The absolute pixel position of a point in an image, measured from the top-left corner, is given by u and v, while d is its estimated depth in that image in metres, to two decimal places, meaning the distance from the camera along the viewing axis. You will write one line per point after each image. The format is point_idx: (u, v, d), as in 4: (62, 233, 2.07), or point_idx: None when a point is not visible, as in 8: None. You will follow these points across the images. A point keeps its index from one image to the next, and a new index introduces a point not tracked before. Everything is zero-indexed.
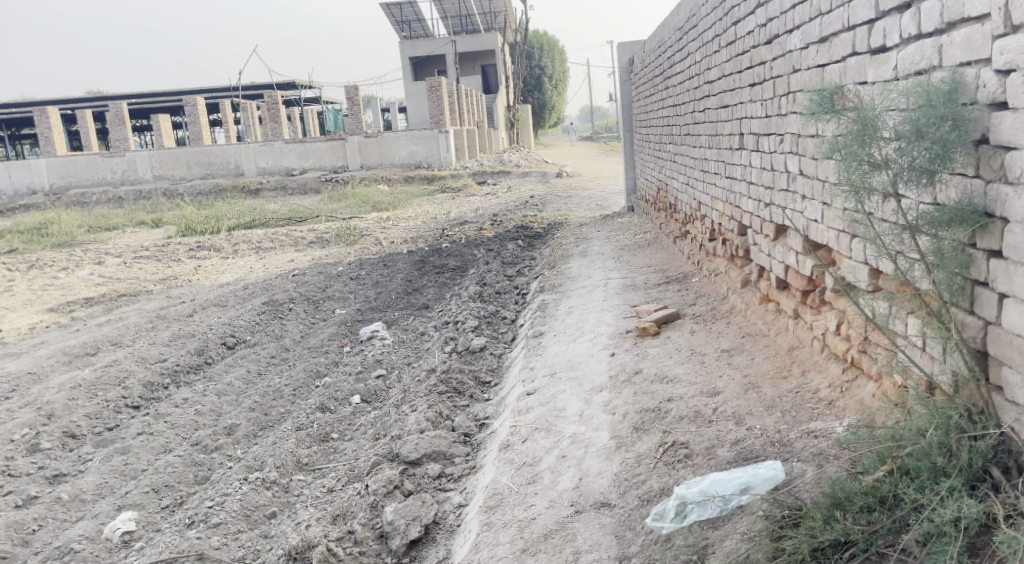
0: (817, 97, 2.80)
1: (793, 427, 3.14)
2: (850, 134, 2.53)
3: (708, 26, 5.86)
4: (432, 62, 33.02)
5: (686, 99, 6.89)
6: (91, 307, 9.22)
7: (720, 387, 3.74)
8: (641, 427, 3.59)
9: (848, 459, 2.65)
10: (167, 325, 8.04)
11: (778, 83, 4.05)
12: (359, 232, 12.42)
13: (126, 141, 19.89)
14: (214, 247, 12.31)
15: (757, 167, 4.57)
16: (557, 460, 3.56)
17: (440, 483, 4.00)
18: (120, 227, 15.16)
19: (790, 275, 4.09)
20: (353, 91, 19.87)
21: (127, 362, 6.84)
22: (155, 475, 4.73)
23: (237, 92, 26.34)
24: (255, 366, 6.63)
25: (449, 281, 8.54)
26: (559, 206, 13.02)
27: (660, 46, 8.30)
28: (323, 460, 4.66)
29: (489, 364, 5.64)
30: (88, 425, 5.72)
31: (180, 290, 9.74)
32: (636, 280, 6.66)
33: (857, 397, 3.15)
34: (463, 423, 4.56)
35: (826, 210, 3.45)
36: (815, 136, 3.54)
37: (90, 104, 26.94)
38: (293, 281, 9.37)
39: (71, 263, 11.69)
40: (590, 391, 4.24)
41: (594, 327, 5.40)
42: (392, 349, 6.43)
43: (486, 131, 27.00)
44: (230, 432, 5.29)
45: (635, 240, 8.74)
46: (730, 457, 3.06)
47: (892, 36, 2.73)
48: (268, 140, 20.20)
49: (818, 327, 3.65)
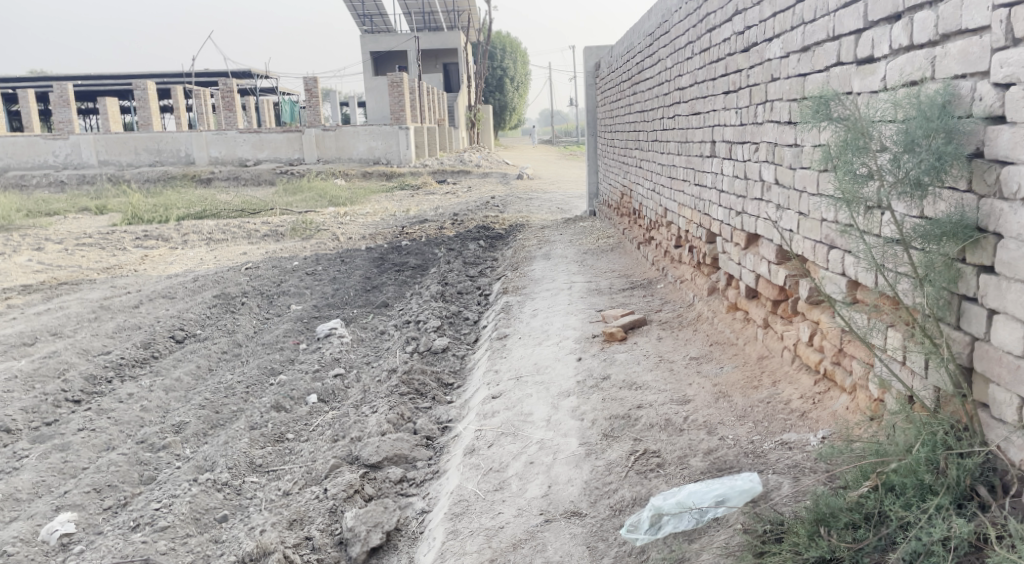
0: (806, 105, 2.78)
1: (766, 438, 3.11)
2: (843, 143, 2.51)
3: (680, 32, 5.84)
4: (393, 58, 32.68)
5: (655, 105, 6.89)
6: (30, 295, 8.86)
7: (690, 395, 3.71)
8: (610, 434, 3.53)
9: (827, 473, 2.63)
10: (111, 316, 7.75)
11: (755, 91, 4.04)
12: (315, 227, 12.19)
13: (71, 123, 19.24)
14: (162, 237, 11.95)
15: (729, 174, 4.56)
16: (525, 466, 3.48)
17: (402, 487, 3.89)
18: (62, 213, 14.63)
19: (760, 284, 4.08)
20: (312, 82, 19.52)
21: (69, 353, 6.56)
22: (98, 474, 4.52)
23: (191, 79, 25.72)
24: (206, 361, 6.42)
25: (408, 280, 8.42)
26: (519, 208, 12.94)
27: (628, 51, 8.30)
28: (278, 462, 4.51)
29: (451, 366, 5.54)
30: (24, 419, 5.45)
31: (126, 280, 9.41)
32: (600, 284, 6.62)
33: (830, 409, 3.13)
34: (426, 426, 4.45)
35: (803, 220, 3.44)
36: (794, 145, 3.54)
37: (33, 84, 26.02)
38: (246, 275, 9.13)
39: (9, 248, 11.22)
40: (557, 396, 4.17)
41: (559, 331, 5.33)
42: (350, 347, 6.28)
43: (446, 131, 26.83)
44: (178, 430, 5.09)
45: (597, 244, 8.72)
46: (704, 467, 3.01)
47: (882, 46, 2.75)
48: (222, 129, 19.75)
49: (789, 338, 3.65)
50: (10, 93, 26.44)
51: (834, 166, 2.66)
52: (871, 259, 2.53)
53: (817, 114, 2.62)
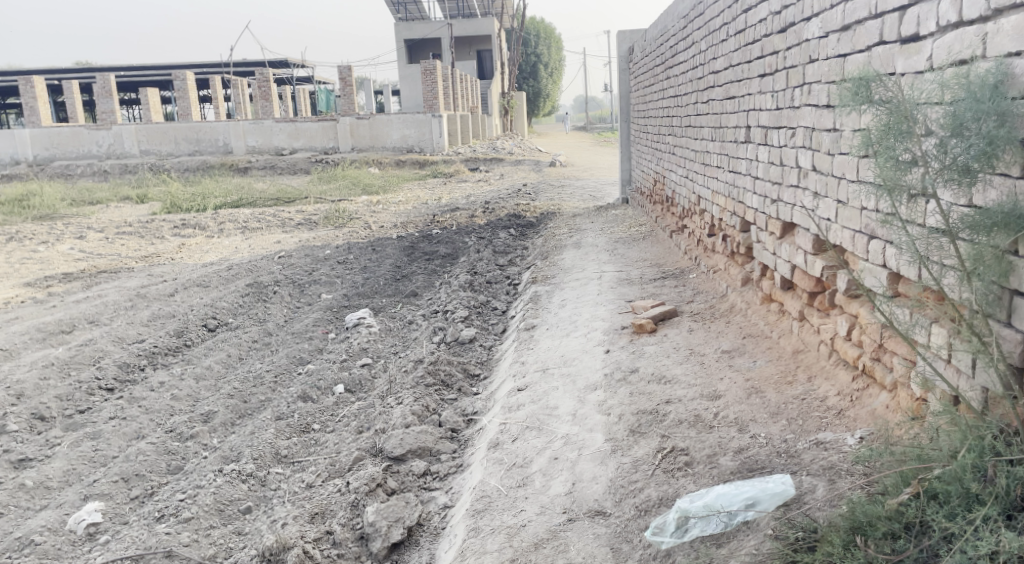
0: (845, 88, 2.63)
1: (800, 438, 2.97)
2: (885, 128, 2.36)
3: (715, 14, 5.66)
4: (426, 46, 32.63)
5: (688, 89, 6.71)
6: (70, 283, 8.97)
7: (721, 390, 3.58)
8: (637, 430, 3.42)
9: (865, 478, 2.49)
10: (147, 304, 7.80)
11: (792, 73, 3.88)
12: (348, 216, 12.20)
13: (112, 113, 19.50)
14: (199, 225, 12.05)
15: (764, 160, 4.40)
16: (549, 462, 3.39)
17: (425, 481, 3.83)
18: (104, 202, 14.82)
19: (796, 275, 3.93)
20: (346, 71, 19.55)
21: (104, 341, 6.62)
22: (126, 463, 4.53)
23: (228, 69, 25.94)
24: (236, 350, 6.42)
25: (439, 269, 8.36)
26: (552, 196, 12.82)
27: (661, 35, 8.10)
28: (303, 453, 4.46)
29: (478, 357, 5.47)
30: (58, 407, 5.49)
31: (163, 268, 9.50)
32: (631, 274, 6.49)
33: (869, 407, 2.99)
34: (451, 418, 4.38)
35: (841, 209, 3.28)
36: (833, 130, 3.38)
37: (77, 75, 26.45)
38: (279, 264, 9.14)
39: (51, 237, 11.38)
40: (584, 389, 4.06)
41: (588, 322, 5.22)
42: (378, 337, 6.24)
43: (480, 118, 26.73)
44: (207, 419, 5.08)
45: (629, 232, 8.57)
46: (734, 467, 2.89)
47: (928, 23, 2.59)
48: (259, 118, 19.88)
49: (825, 331, 3.50)
50: (55, 83, 26.91)
51: (875, 152, 2.51)
52: (915, 251, 2.38)
53: (857, 95, 2.47)
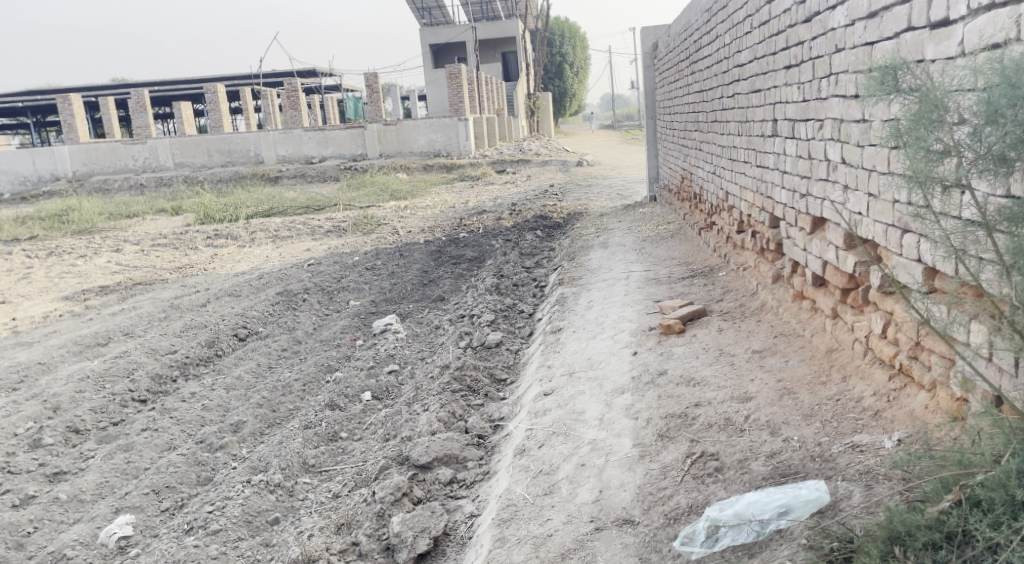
0: (872, 77, 2.52)
1: (835, 441, 2.86)
2: (915, 117, 2.25)
3: (739, 6, 5.55)
4: (452, 50, 32.72)
5: (713, 84, 6.59)
6: (106, 296, 9.09)
7: (752, 392, 3.47)
8: (666, 434, 3.33)
9: (903, 483, 2.38)
10: (180, 315, 7.87)
11: (819, 64, 3.76)
12: (377, 222, 12.23)
13: (146, 127, 19.80)
14: (231, 235, 12.16)
15: (792, 154, 4.29)
16: (575, 469, 3.32)
17: (452, 489, 3.78)
18: (140, 214, 15.04)
19: (828, 271, 3.81)
20: (372, 78, 19.66)
21: (137, 353, 6.67)
22: (157, 475, 4.54)
23: (258, 80, 26.23)
24: (266, 359, 6.43)
25: (466, 273, 8.32)
26: (579, 196, 12.73)
27: (685, 30, 7.99)
28: (330, 462, 4.44)
29: (505, 361, 5.42)
30: (93, 419, 5.54)
31: (196, 279, 9.59)
32: (659, 273, 6.39)
33: (907, 408, 2.87)
34: (478, 424, 4.33)
35: (873, 202, 3.17)
36: (862, 121, 3.26)
37: (113, 92, 26.94)
38: (308, 271, 9.17)
39: (89, 251, 11.57)
40: (612, 392, 3.98)
41: (615, 324, 5.13)
42: (406, 343, 6.21)
43: (506, 120, 26.71)
44: (236, 429, 5.08)
45: (657, 231, 8.46)
46: (766, 473, 2.79)
47: (958, 7, 2.48)
48: (288, 127, 20.05)
49: (860, 329, 3.38)
50: (91, 100, 27.42)
51: (905, 142, 2.40)
52: (951, 246, 2.27)
53: (885, 85, 2.37)
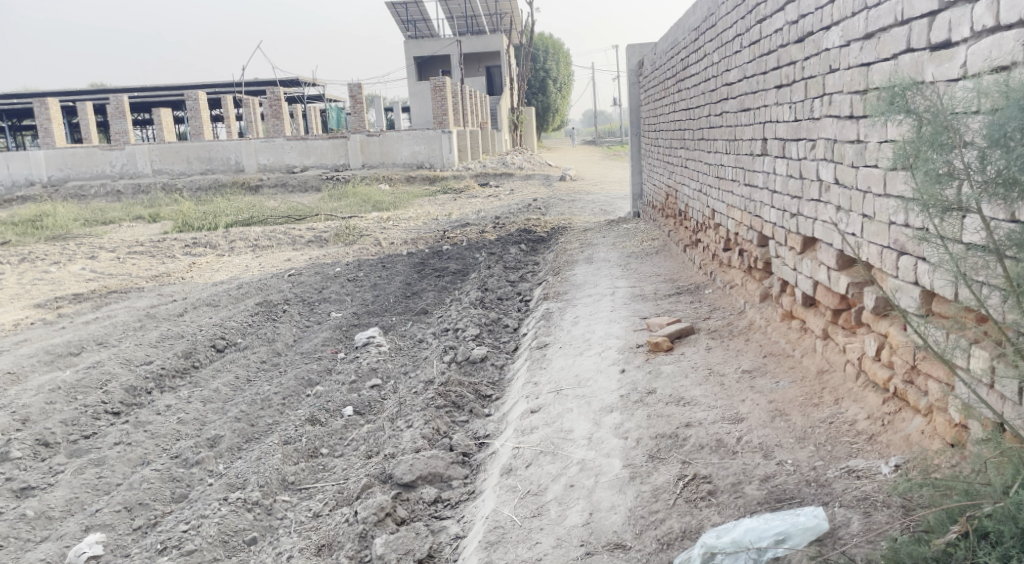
0: (874, 98, 2.49)
1: (830, 465, 2.82)
2: (921, 140, 2.23)
3: (728, 25, 5.55)
4: (436, 62, 32.75)
5: (701, 102, 6.59)
6: (80, 304, 8.90)
7: (743, 413, 3.43)
8: (657, 455, 3.28)
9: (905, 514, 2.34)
10: (156, 325, 7.72)
11: (811, 83, 3.75)
12: (358, 232, 12.13)
13: (125, 133, 19.56)
14: (210, 244, 12.00)
15: (782, 174, 4.27)
16: (564, 490, 3.25)
17: (436, 509, 3.69)
18: (117, 221, 14.83)
19: (819, 292, 3.78)
20: (356, 88, 19.60)
21: (111, 363, 6.51)
22: (130, 491, 4.41)
23: (240, 88, 26.04)
24: (244, 371, 6.30)
25: (449, 286, 8.24)
26: (562, 210, 12.71)
27: (672, 47, 8.00)
28: (311, 479, 4.33)
29: (490, 377, 5.34)
30: (63, 432, 5.38)
31: (173, 288, 9.43)
32: (645, 290, 6.35)
33: (903, 432, 2.83)
34: (463, 442, 4.25)
35: (867, 223, 3.15)
36: (857, 141, 3.24)
37: (92, 97, 26.63)
38: (289, 282, 9.05)
39: (63, 257, 11.35)
40: (600, 411, 3.92)
41: (602, 341, 5.08)
42: (388, 356, 6.12)
43: (490, 133, 26.72)
44: (213, 444, 4.95)
45: (642, 246, 8.44)
46: (761, 497, 2.74)
47: (960, 29, 2.47)
48: (270, 136, 19.90)
49: (852, 351, 3.35)
50: (69, 104, 27.10)
51: (908, 164, 2.37)
52: (957, 271, 2.23)
53: (887, 107, 2.36)
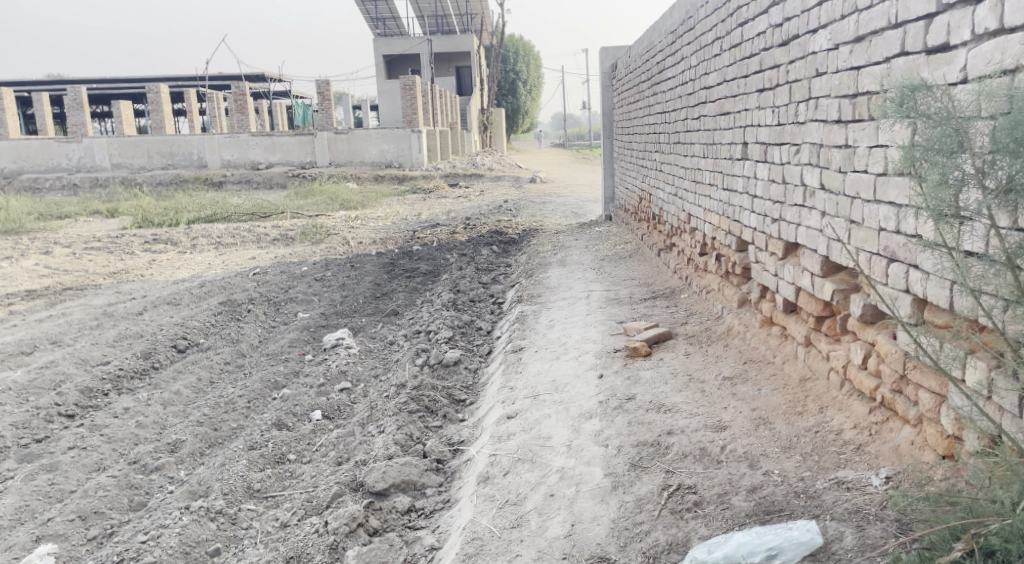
0: (877, 104, 2.46)
1: (818, 476, 2.78)
2: (929, 146, 2.21)
3: (707, 28, 5.51)
4: (405, 61, 32.52)
5: (677, 106, 6.55)
6: (33, 301, 8.59)
7: (726, 421, 3.37)
8: (639, 464, 3.20)
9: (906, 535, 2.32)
10: (114, 324, 7.46)
11: (796, 88, 3.71)
12: (326, 231, 11.92)
13: (84, 126, 19.06)
14: (171, 241, 11.70)
15: (764, 178, 4.23)
16: (544, 499, 3.16)
17: (410, 519, 3.58)
18: (74, 216, 14.41)
19: (801, 298, 3.74)
20: (323, 86, 19.33)
21: (66, 363, 6.27)
22: (84, 499, 4.22)
23: (205, 82, 25.55)
24: (207, 373, 6.10)
25: (420, 287, 8.11)
26: (533, 213, 12.62)
27: (647, 51, 7.96)
28: (278, 486, 4.18)
29: (464, 381, 5.23)
30: (13, 436, 5.15)
31: (132, 285, 9.15)
32: (620, 293, 6.29)
33: (891, 443, 2.81)
34: (437, 448, 4.13)
35: (856, 230, 3.12)
36: (845, 146, 3.20)
37: (49, 87, 25.94)
38: (254, 281, 8.83)
39: (16, 252, 10.98)
40: (578, 417, 3.84)
41: (578, 345, 5.00)
42: (358, 359, 5.97)
43: (459, 134, 26.57)
44: (174, 449, 4.78)
45: (615, 250, 8.39)
46: (749, 509, 2.69)
47: (960, 32, 2.50)
48: (235, 132, 19.52)
49: (836, 359, 3.31)
50: (26, 95, 26.36)
51: (914, 169, 2.34)
52: (964, 283, 2.20)
53: (895, 109, 2.36)
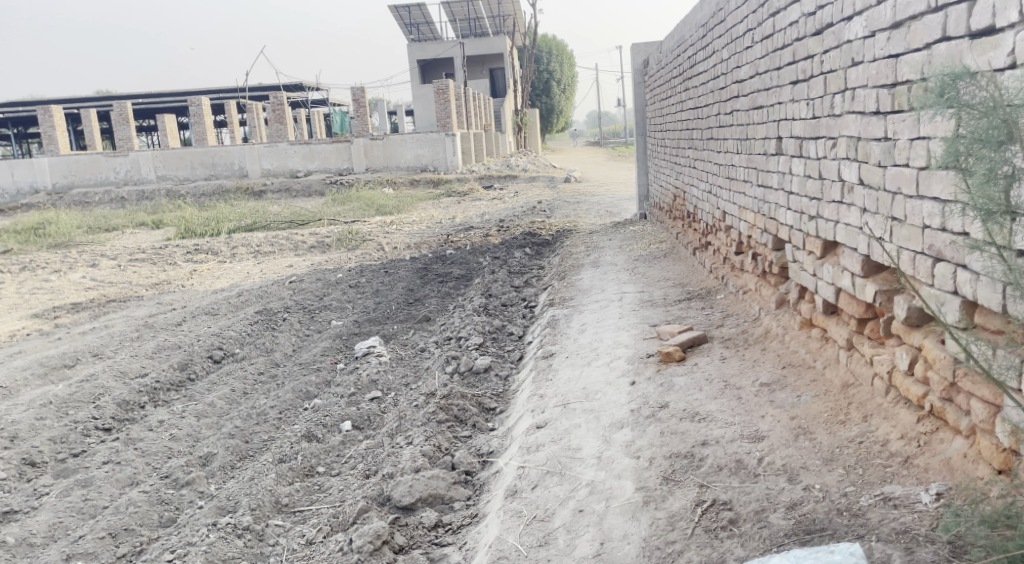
0: (919, 94, 2.29)
1: (863, 492, 2.63)
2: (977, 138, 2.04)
3: (738, 19, 5.33)
4: (439, 65, 32.59)
5: (710, 101, 6.36)
6: (77, 314, 8.70)
7: (763, 431, 3.21)
8: (672, 477, 3.05)
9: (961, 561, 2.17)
10: (153, 335, 7.50)
11: (831, 78, 3.53)
12: (361, 237, 11.92)
13: (129, 139, 19.40)
14: (211, 250, 11.80)
15: (800, 174, 4.04)
16: (572, 516, 3.03)
17: (437, 535, 3.48)
18: (120, 228, 14.66)
19: (841, 299, 3.55)
20: (359, 92, 19.39)
21: (105, 376, 6.30)
22: (115, 516, 4.20)
23: (244, 93, 25.87)
24: (241, 384, 6.08)
25: (452, 292, 8.03)
26: (567, 213, 12.45)
27: (678, 45, 7.77)
28: (305, 501, 4.12)
29: (494, 388, 5.12)
30: (51, 450, 5.16)
31: (172, 296, 9.23)
32: (654, 295, 6.13)
33: (942, 455, 2.65)
34: (465, 459, 4.03)
35: (898, 227, 2.94)
36: (884, 138, 3.02)
37: (94, 103, 26.52)
38: (289, 289, 8.84)
39: (64, 266, 11.17)
40: (609, 427, 3.70)
41: (610, 350, 4.85)
42: (389, 367, 5.90)
43: (493, 136, 26.51)
44: (205, 463, 4.74)
45: (650, 249, 8.21)
46: (788, 529, 2.56)
47: (1007, 14, 2.33)
48: (273, 141, 19.71)
49: (880, 363, 3.13)
50: (74, 112, 26.99)
51: (960, 164, 2.18)
52: None
53: (943, 100, 2.22)
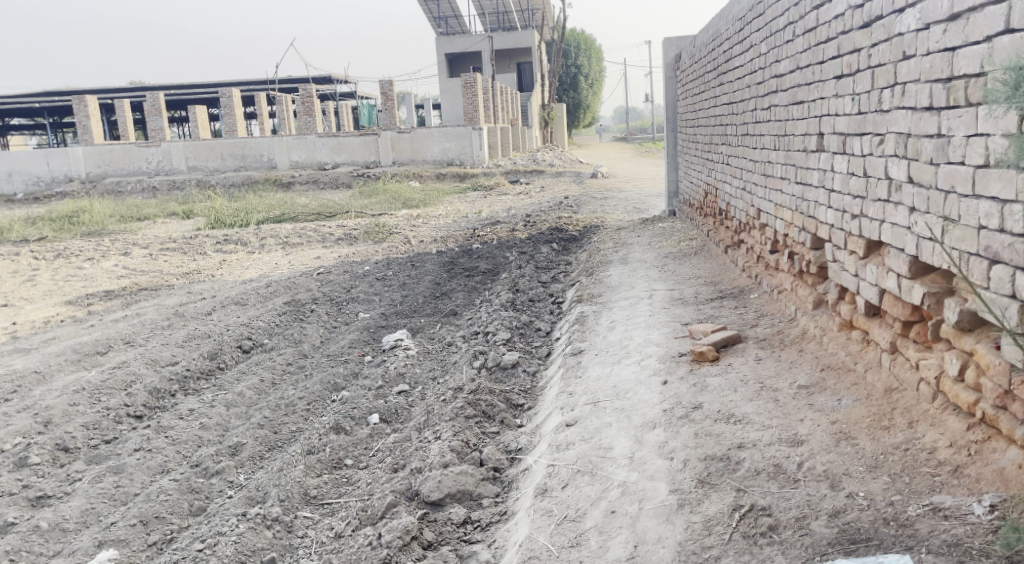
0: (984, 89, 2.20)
1: (911, 502, 2.54)
2: None
3: (778, 13, 5.21)
4: (467, 59, 32.55)
5: (746, 96, 6.23)
6: (110, 301, 8.78)
7: (803, 435, 3.12)
8: (707, 480, 2.97)
9: None
10: (183, 324, 7.54)
11: (879, 72, 3.42)
12: (388, 230, 11.92)
13: (161, 130, 19.57)
14: (240, 241, 11.85)
15: (843, 171, 3.93)
16: (605, 516, 2.97)
17: (466, 532, 3.44)
18: (151, 217, 14.78)
19: (885, 300, 3.46)
20: (387, 86, 19.40)
21: (136, 364, 6.33)
22: (146, 503, 4.21)
23: (274, 85, 25.97)
24: (269, 375, 6.09)
25: (479, 286, 7.98)
26: (594, 209, 12.34)
27: (714, 40, 7.64)
28: (333, 493, 4.10)
29: (523, 385, 5.07)
30: (84, 437, 5.18)
31: (202, 285, 9.28)
32: (684, 293, 6.03)
33: (995, 466, 2.56)
34: (493, 455, 3.98)
35: (951, 228, 2.84)
36: (937, 135, 2.92)
37: (128, 93, 26.79)
38: (317, 280, 8.84)
39: (97, 254, 11.28)
40: (641, 427, 3.63)
41: (641, 348, 4.78)
42: (416, 360, 5.86)
43: (520, 130, 26.44)
44: (234, 452, 4.74)
45: (679, 247, 8.10)
46: (832, 537, 2.49)
47: None
48: (302, 133, 19.77)
49: (927, 369, 3.04)
50: (107, 101, 27.30)
51: None
52: None
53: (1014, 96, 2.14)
